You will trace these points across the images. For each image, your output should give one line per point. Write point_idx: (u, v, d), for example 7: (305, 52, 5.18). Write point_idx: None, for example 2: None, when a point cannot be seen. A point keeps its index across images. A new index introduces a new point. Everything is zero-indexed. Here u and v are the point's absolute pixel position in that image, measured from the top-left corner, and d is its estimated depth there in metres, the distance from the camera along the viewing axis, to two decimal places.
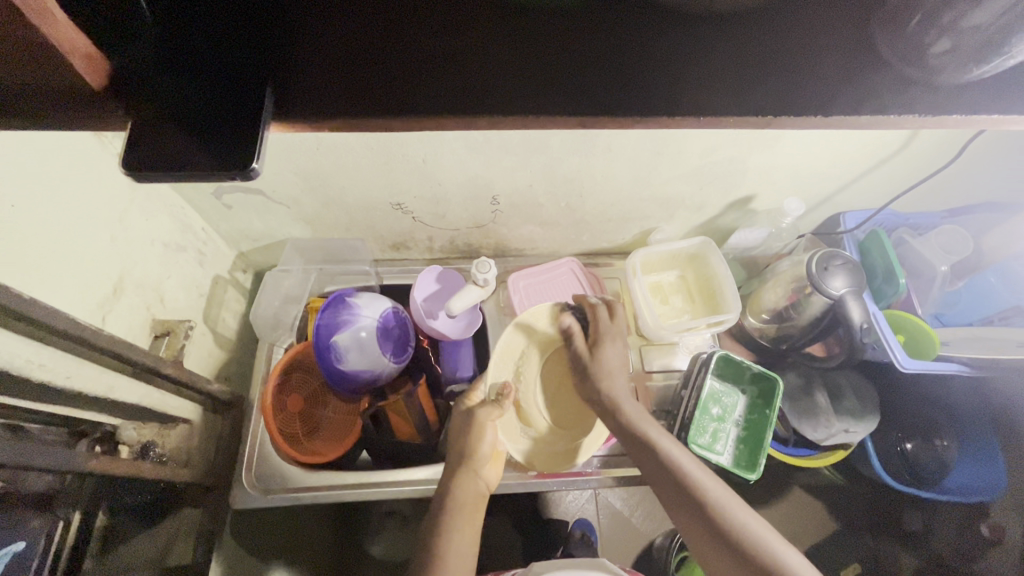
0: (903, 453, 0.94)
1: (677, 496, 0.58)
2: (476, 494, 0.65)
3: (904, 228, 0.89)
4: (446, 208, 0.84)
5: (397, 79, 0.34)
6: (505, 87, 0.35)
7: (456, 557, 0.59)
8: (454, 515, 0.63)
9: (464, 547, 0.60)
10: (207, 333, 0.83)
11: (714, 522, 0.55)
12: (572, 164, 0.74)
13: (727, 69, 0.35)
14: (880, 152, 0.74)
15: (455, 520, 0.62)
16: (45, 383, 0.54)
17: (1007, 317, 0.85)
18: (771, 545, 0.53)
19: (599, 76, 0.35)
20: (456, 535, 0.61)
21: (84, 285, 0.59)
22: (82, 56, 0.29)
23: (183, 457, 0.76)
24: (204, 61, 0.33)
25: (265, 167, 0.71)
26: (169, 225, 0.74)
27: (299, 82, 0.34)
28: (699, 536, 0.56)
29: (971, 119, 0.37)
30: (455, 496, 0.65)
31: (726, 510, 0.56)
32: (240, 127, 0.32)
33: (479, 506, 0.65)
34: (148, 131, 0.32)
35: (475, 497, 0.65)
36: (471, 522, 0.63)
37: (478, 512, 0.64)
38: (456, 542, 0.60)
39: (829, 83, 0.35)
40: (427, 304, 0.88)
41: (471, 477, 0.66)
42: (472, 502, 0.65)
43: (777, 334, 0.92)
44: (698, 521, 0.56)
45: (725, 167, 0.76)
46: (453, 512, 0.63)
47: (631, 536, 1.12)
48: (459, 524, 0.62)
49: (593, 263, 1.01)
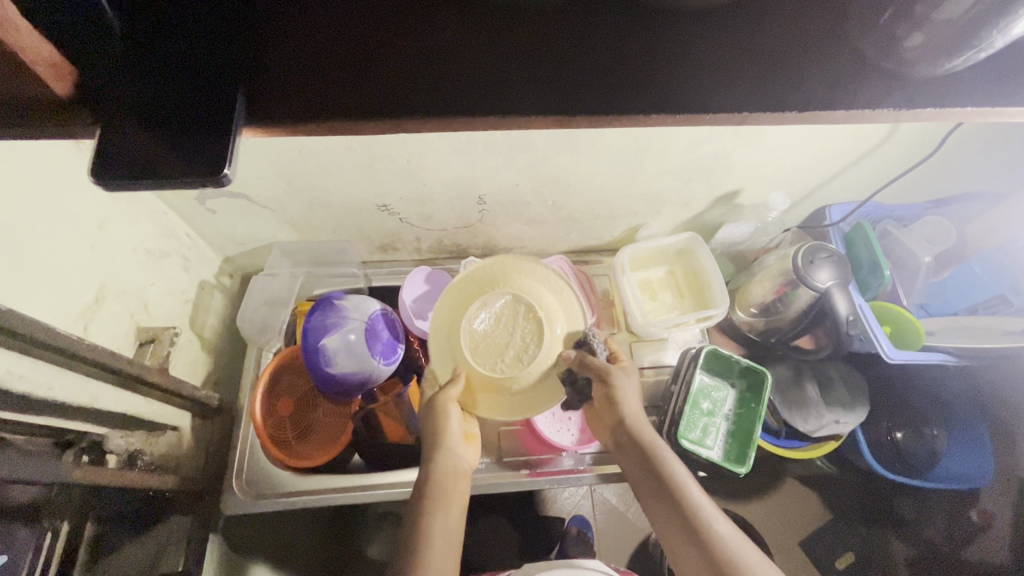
0: (894, 443, 0.96)
1: (647, 470, 0.67)
2: (453, 475, 0.68)
3: (888, 220, 0.90)
4: (432, 208, 0.83)
5: (364, 83, 0.34)
6: (478, 88, 0.34)
7: (442, 533, 0.62)
8: (436, 500, 0.65)
9: (450, 525, 0.63)
10: (193, 339, 0.82)
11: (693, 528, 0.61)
12: (557, 162, 0.74)
13: (700, 67, 0.36)
14: (863, 145, 0.75)
15: (435, 506, 0.64)
16: (27, 395, 0.53)
17: (992, 306, 0.85)
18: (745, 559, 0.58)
19: (570, 77, 0.35)
20: (442, 516, 0.63)
21: (65, 296, 0.58)
22: (47, 65, 0.28)
23: (171, 465, 0.76)
24: (175, 66, 0.33)
25: (247, 170, 0.71)
26: (152, 230, 0.73)
27: (271, 89, 0.33)
28: (661, 509, 0.64)
29: (945, 112, 0.37)
30: (439, 478, 0.67)
31: (685, 497, 0.63)
32: (211, 132, 0.32)
33: (458, 488, 0.68)
34: (117, 141, 0.31)
35: (452, 478, 0.68)
36: (454, 504, 0.66)
37: (457, 491, 0.67)
38: (440, 524, 0.62)
39: (798, 81, 0.36)
40: (416, 304, 0.91)
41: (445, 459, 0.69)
42: (452, 482, 0.67)
43: (766, 329, 0.94)
44: (669, 507, 0.63)
45: (710, 162, 0.76)
46: (434, 499, 0.65)
47: (626, 531, 1.11)
48: (442, 504, 0.64)
49: (582, 261, 1.01)
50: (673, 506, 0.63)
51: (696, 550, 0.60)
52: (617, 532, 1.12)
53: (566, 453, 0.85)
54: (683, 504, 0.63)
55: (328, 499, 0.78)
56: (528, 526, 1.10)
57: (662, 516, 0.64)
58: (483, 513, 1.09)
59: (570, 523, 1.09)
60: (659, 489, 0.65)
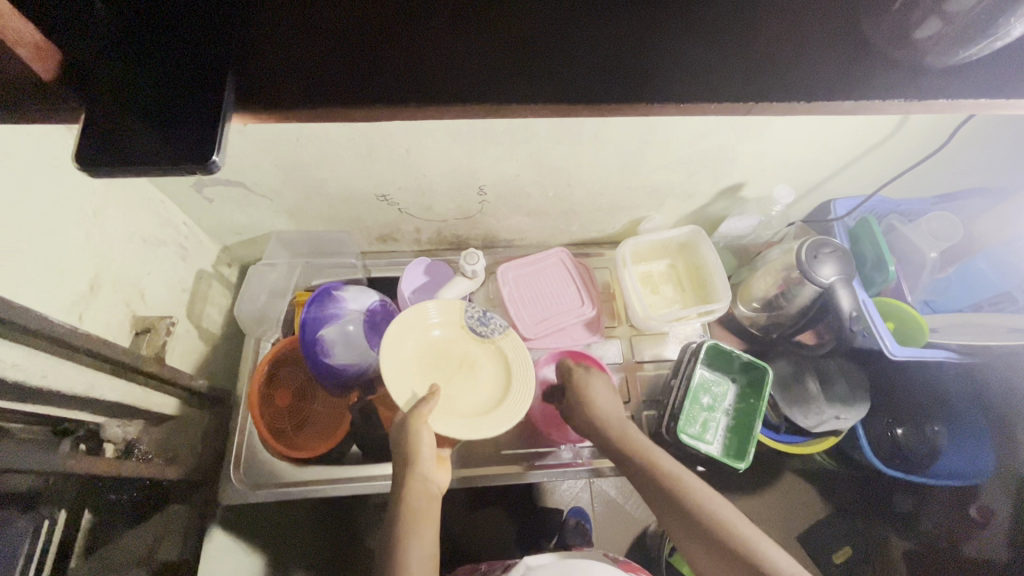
0: (893, 439, 0.96)
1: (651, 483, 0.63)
2: (425, 498, 0.62)
3: (894, 215, 0.89)
4: (432, 199, 0.82)
5: (358, 70, 0.33)
6: (472, 75, 0.33)
7: (417, 561, 0.57)
8: (408, 527, 0.60)
9: (425, 553, 0.59)
10: (191, 329, 0.82)
11: (688, 511, 0.59)
12: (558, 153, 0.73)
13: (704, 58, 0.34)
14: (871, 137, 0.74)
15: (407, 530, 0.60)
16: (20, 384, 0.53)
17: (997, 303, 0.85)
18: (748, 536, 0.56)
19: (572, 63, 0.34)
20: (417, 541, 0.59)
21: (60, 286, 0.58)
22: (30, 47, 0.27)
23: (169, 454, 0.76)
24: (160, 52, 0.32)
25: (244, 160, 0.70)
26: (148, 219, 0.72)
27: (263, 74, 0.32)
28: (673, 521, 0.60)
29: (957, 104, 0.36)
30: (406, 505, 0.61)
31: (684, 493, 0.60)
32: (201, 117, 0.31)
33: (431, 510, 0.62)
34: (101, 124, 0.30)
35: (425, 502, 0.62)
36: (428, 529, 0.61)
37: (430, 516, 0.61)
38: (415, 554, 0.57)
39: (804, 69, 0.34)
40: (415, 297, 0.89)
41: (415, 482, 0.63)
42: (424, 507, 0.61)
43: (767, 322, 0.93)
44: (684, 518, 0.59)
45: (714, 154, 0.75)
46: (404, 525, 0.60)
47: (625, 522, 1.12)
48: (414, 533, 0.59)
49: (583, 253, 1.00)
50: (675, 501, 0.60)
51: (696, 537, 0.58)
52: (616, 526, 1.12)
53: (565, 446, 0.85)
54: (682, 498, 0.60)
55: (323, 491, 0.78)
56: (526, 518, 1.10)
57: (678, 529, 0.59)
58: (482, 504, 1.09)
59: (568, 515, 1.09)
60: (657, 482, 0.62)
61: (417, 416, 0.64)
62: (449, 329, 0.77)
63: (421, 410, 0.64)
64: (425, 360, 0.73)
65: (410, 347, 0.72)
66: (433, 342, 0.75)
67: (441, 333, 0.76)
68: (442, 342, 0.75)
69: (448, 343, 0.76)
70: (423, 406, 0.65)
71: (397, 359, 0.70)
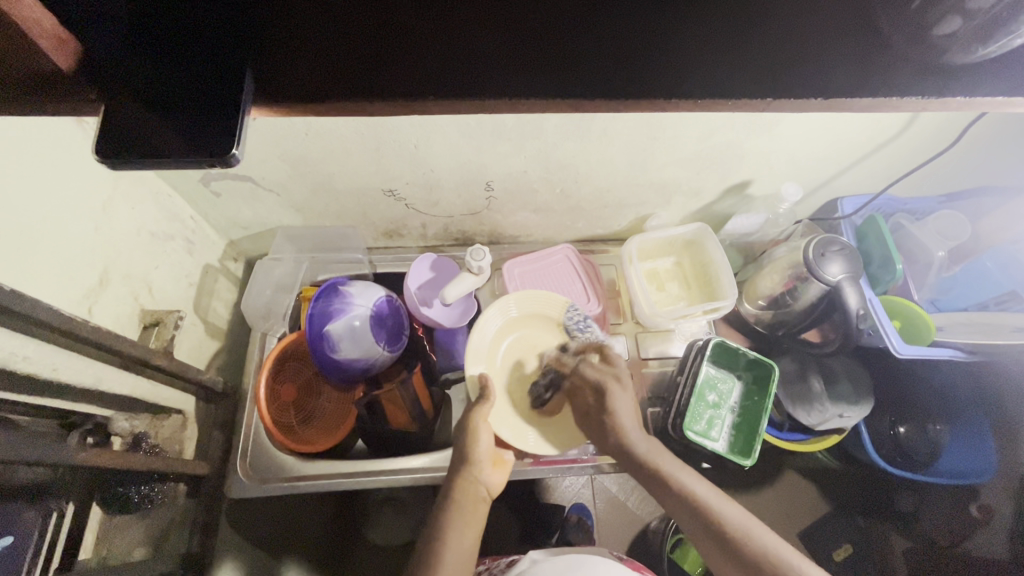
0: (895, 437, 0.95)
1: (676, 506, 0.58)
2: (475, 500, 0.61)
3: (901, 214, 0.89)
4: (438, 194, 0.82)
5: (375, 60, 0.33)
6: (494, 68, 0.33)
7: (453, 553, 0.57)
8: (453, 518, 0.59)
9: (464, 547, 0.58)
10: (197, 324, 0.82)
11: (711, 525, 0.56)
12: (567, 149, 0.73)
13: (720, 52, 0.34)
14: (881, 135, 0.73)
15: (452, 523, 0.59)
16: (30, 375, 0.53)
17: (1003, 302, 0.84)
18: (767, 543, 0.55)
19: (590, 56, 0.34)
20: (456, 535, 0.58)
21: (71, 278, 0.58)
22: (50, 38, 0.27)
23: (176, 448, 0.76)
24: (174, 43, 0.32)
25: (252, 153, 0.70)
26: (156, 213, 0.72)
27: (280, 66, 0.32)
28: (705, 544, 0.57)
29: (973, 102, 0.36)
30: (453, 498, 0.61)
31: (702, 503, 0.57)
32: (219, 111, 0.31)
33: (478, 513, 0.61)
34: (118, 116, 0.31)
35: (473, 502, 0.61)
36: (473, 524, 0.60)
37: (477, 516, 0.60)
38: (451, 544, 0.57)
39: (826, 66, 0.34)
40: (421, 292, 0.90)
41: (469, 482, 0.62)
42: (469, 506, 0.61)
43: (772, 320, 0.93)
44: (697, 524, 0.57)
45: (723, 150, 0.74)
46: (451, 516, 0.60)
47: (625, 519, 1.12)
48: (456, 525, 0.59)
49: (588, 250, 1.00)
50: (692, 513, 0.57)
51: (721, 551, 0.56)
52: (618, 521, 1.12)
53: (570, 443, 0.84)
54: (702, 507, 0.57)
55: (328, 485, 0.78)
56: (527, 513, 1.10)
57: (714, 555, 0.56)
58: None
59: (570, 512, 1.09)
60: (672, 494, 0.59)
61: (476, 416, 0.67)
62: (544, 325, 0.80)
63: (481, 409, 0.68)
64: (511, 353, 0.78)
65: (500, 338, 0.78)
66: (523, 339, 0.79)
67: (534, 325, 0.80)
68: (532, 337, 0.79)
69: (538, 339, 0.79)
70: (483, 404, 0.68)
71: (476, 353, 0.76)
